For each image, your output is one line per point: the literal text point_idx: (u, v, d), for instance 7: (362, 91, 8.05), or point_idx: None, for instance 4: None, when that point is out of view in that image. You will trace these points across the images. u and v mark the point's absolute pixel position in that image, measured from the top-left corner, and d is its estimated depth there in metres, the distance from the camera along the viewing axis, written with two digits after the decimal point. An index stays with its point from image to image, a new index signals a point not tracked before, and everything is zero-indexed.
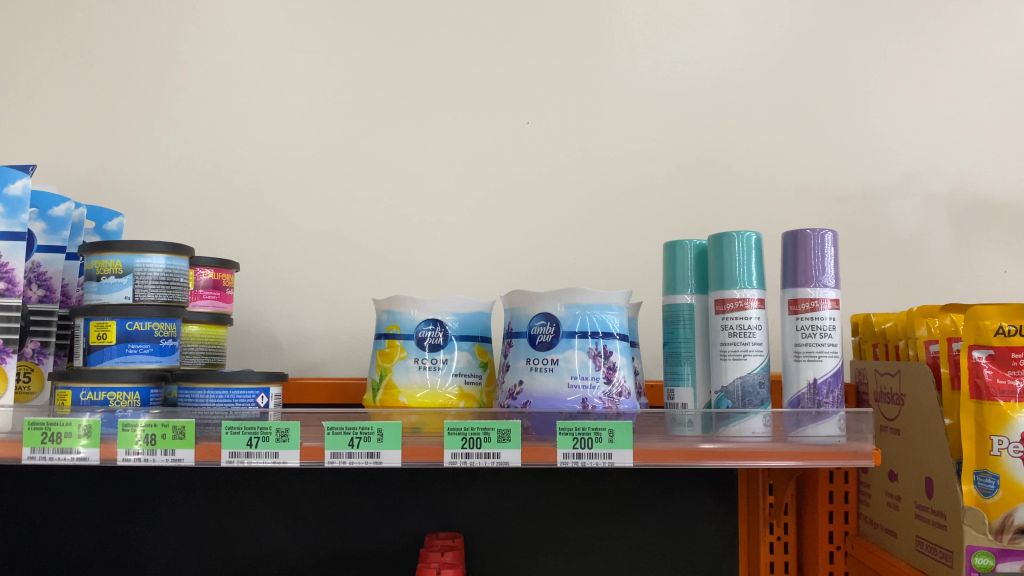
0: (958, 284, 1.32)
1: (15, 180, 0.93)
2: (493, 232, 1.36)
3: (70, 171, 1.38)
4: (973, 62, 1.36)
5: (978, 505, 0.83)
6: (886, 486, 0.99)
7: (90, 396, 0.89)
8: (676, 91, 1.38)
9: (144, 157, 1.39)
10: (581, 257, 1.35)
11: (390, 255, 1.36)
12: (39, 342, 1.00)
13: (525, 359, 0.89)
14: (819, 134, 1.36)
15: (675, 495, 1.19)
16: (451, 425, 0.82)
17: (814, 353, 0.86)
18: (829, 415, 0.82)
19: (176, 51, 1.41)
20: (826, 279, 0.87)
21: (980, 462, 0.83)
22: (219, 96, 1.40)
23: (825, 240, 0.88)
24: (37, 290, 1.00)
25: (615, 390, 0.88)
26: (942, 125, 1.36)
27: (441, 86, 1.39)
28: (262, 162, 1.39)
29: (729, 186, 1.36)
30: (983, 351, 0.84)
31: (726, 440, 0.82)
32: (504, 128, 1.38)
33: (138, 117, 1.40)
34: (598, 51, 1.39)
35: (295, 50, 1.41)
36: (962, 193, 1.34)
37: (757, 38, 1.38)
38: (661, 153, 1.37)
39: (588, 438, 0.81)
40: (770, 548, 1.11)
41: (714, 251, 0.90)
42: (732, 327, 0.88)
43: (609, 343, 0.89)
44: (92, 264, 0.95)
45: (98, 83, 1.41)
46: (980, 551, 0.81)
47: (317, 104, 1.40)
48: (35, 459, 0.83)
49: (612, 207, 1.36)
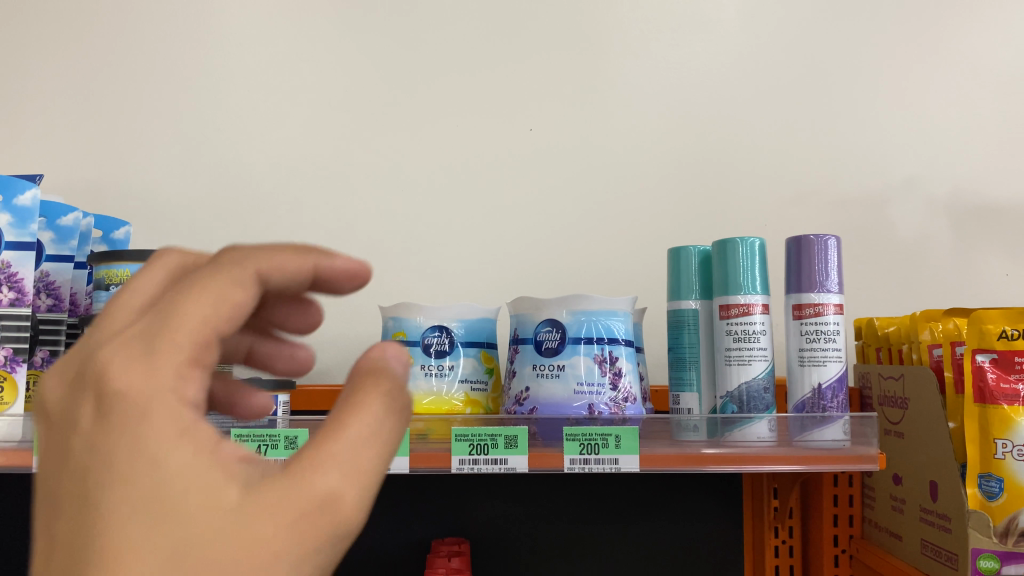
0: (960, 288, 1.32)
1: (24, 191, 0.94)
2: (497, 239, 1.36)
3: (73, 180, 1.38)
4: (972, 65, 1.37)
5: (983, 509, 0.83)
6: (890, 490, 0.99)
7: None
8: (677, 96, 1.39)
9: (148, 165, 1.40)
10: (585, 261, 1.35)
11: (394, 261, 1.37)
12: (48, 351, 1.01)
13: (531, 365, 0.90)
14: (820, 138, 1.37)
15: (680, 498, 1.20)
16: (458, 432, 0.83)
17: (818, 358, 0.87)
18: (834, 420, 0.83)
19: (181, 61, 1.43)
20: (830, 285, 0.88)
21: (984, 466, 0.83)
22: (225, 105, 1.41)
23: (829, 245, 0.89)
24: (46, 300, 1.01)
25: (620, 396, 0.88)
26: (943, 129, 1.37)
27: (445, 94, 1.40)
28: (266, 170, 1.39)
29: (733, 191, 1.36)
30: (987, 355, 0.84)
31: (731, 445, 0.83)
32: (507, 135, 1.39)
33: (143, 128, 1.41)
34: (598, 58, 1.40)
35: (299, 59, 1.42)
36: (964, 196, 1.34)
37: (756, 44, 1.39)
38: (662, 159, 1.37)
39: (595, 445, 0.81)
40: (775, 551, 1.11)
41: (719, 257, 0.91)
42: (737, 332, 0.88)
43: (615, 349, 0.89)
44: (102, 273, 0.96)
45: (103, 94, 1.42)
46: (985, 553, 0.82)
47: (322, 113, 1.41)
48: None
49: (616, 212, 1.36)
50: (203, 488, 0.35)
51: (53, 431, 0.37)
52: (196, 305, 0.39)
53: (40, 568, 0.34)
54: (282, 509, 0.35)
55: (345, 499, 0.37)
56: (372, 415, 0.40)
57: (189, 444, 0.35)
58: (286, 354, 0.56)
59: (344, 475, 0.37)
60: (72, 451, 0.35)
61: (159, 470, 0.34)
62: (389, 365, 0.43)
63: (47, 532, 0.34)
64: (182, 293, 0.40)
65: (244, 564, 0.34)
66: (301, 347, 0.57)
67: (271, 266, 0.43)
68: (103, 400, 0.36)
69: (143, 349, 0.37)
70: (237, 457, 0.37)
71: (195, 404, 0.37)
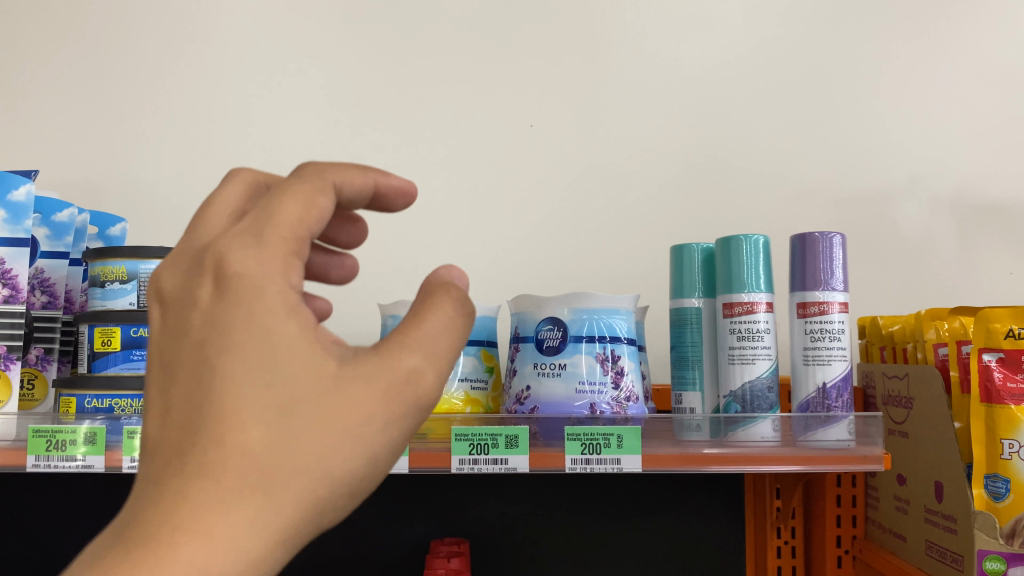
0: (964, 287, 1.31)
1: (18, 186, 0.93)
2: (497, 237, 1.35)
3: (68, 176, 1.37)
4: (976, 62, 1.36)
5: (989, 510, 0.82)
6: (894, 490, 0.98)
7: (95, 403, 0.89)
8: (678, 93, 1.38)
9: (144, 161, 1.38)
10: (586, 258, 1.34)
11: (393, 259, 1.36)
12: (42, 349, 0.99)
13: (531, 364, 0.89)
14: (822, 135, 1.36)
15: (682, 498, 1.19)
16: (458, 431, 0.82)
17: (823, 357, 0.85)
18: (839, 419, 0.82)
19: (177, 56, 1.41)
20: (835, 283, 0.87)
21: (991, 466, 0.82)
22: (222, 100, 1.40)
23: (834, 243, 0.88)
24: (40, 297, 1.00)
25: (622, 395, 0.87)
26: (947, 126, 1.35)
27: (444, 90, 1.39)
28: (264, 166, 1.38)
29: (735, 189, 1.35)
30: (993, 354, 0.83)
31: (733, 445, 0.82)
32: (507, 132, 1.38)
33: (139, 124, 1.40)
34: (599, 54, 1.39)
35: (297, 54, 1.41)
36: (968, 194, 1.33)
37: (759, 40, 1.38)
38: (663, 156, 1.36)
39: (596, 444, 0.80)
40: (777, 552, 1.10)
41: (722, 255, 0.90)
42: (740, 331, 0.87)
43: (617, 348, 0.88)
44: (97, 270, 0.95)
45: (99, 89, 1.40)
46: (991, 555, 0.80)
47: (320, 109, 1.39)
48: (40, 467, 0.83)
49: (617, 209, 1.35)
50: (306, 361, 0.41)
51: (170, 306, 0.43)
52: (293, 205, 0.43)
53: (171, 412, 0.40)
54: (372, 381, 0.41)
55: (427, 377, 0.43)
56: (445, 312, 0.45)
57: (295, 323, 0.41)
58: (337, 264, 0.55)
59: (425, 357, 0.43)
60: (193, 322, 0.41)
61: (271, 343, 0.40)
62: (455, 278, 0.48)
63: (174, 387, 0.41)
64: (277, 194, 0.44)
65: (343, 425, 0.40)
66: (349, 257, 0.57)
67: (344, 177, 0.48)
68: (218, 282, 0.42)
69: (252, 240, 0.42)
70: (331, 338, 0.44)
71: (296, 290, 0.42)
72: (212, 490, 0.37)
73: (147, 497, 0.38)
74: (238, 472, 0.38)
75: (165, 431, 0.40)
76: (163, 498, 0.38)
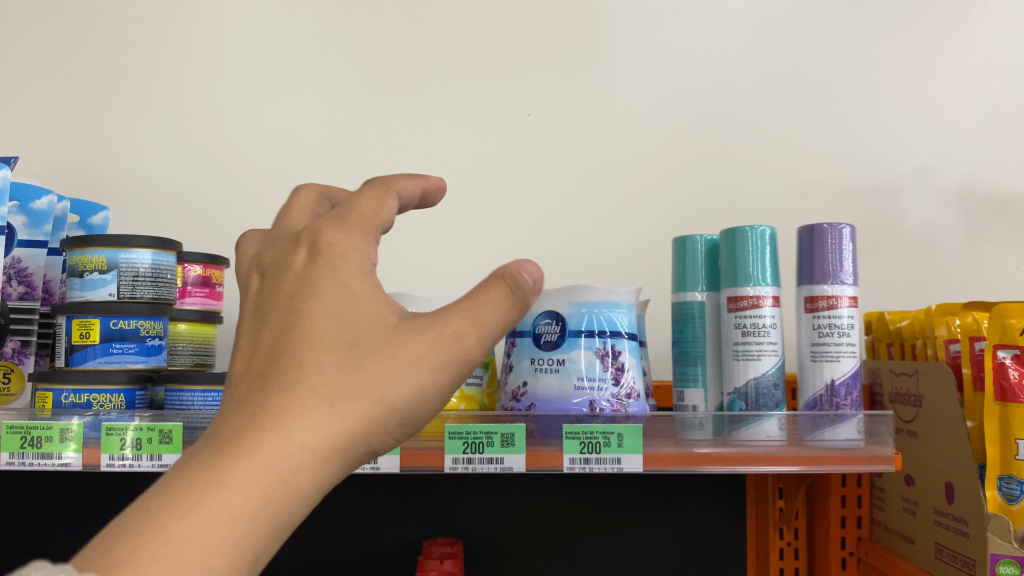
0: (970, 282, 1.28)
1: None
2: (492, 228, 1.32)
3: (51, 163, 1.33)
4: (982, 52, 1.33)
5: (1003, 512, 0.79)
6: (902, 491, 0.95)
7: (72, 398, 0.85)
8: (680, 81, 1.34)
9: (130, 148, 1.34)
10: (584, 251, 1.31)
11: (386, 250, 1.32)
12: (19, 341, 0.95)
13: (529, 359, 0.85)
14: (826, 126, 1.33)
15: (683, 498, 1.16)
16: (452, 429, 0.78)
17: (831, 353, 0.82)
18: (847, 418, 0.78)
19: (164, 40, 1.37)
20: (844, 276, 0.83)
21: (1005, 467, 0.79)
22: (210, 86, 1.36)
23: (843, 235, 0.84)
24: (17, 287, 0.96)
25: (623, 392, 0.83)
26: (954, 117, 1.32)
27: (440, 76, 1.35)
28: (253, 154, 1.34)
29: (737, 181, 1.32)
30: (1009, 351, 0.80)
31: (737, 444, 0.78)
32: (504, 120, 1.34)
33: (124, 110, 1.35)
34: (599, 41, 1.35)
35: (289, 39, 1.37)
36: (975, 187, 1.30)
37: (762, 28, 1.35)
38: (664, 146, 1.33)
39: (595, 443, 0.77)
40: (780, 553, 1.06)
41: (727, 247, 0.86)
42: (746, 326, 0.84)
43: (617, 343, 0.85)
44: (75, 259, 0.91)
45: (82, 73, 1.36)
46: (1005, 559, 0.77)
47: (312, 95, 1.35)
48: (14, 464, 0.79)
49: (616, 200, 1.32)
50: (373, 314, 0.46)
51: (267, 270, 0.51)
52: (373, 195, 0.52)
53: (259, 347, 0.47)
54: (427, 333, 0.46)
55: (470, 337, 0.46)
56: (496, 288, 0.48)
57: (369, 283, 0.47)
58: None
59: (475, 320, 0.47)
60: (286, 280, 0.48)
61: (347, 297, 0.46)
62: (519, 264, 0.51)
63: (266, 327, 0.47)
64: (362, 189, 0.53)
65: (398, 365, 0.45)
66: None
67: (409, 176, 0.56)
68: (308, 248, 0.49)
69: (338, 216, 0.50)
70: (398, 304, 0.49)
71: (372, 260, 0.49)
72: (286, 403, 0.43)
73: (236, 408, 0.44)
74: (309, 392, 0.44)
75: (252, 362, 0.46)
76: (248, 411, 0.44)
